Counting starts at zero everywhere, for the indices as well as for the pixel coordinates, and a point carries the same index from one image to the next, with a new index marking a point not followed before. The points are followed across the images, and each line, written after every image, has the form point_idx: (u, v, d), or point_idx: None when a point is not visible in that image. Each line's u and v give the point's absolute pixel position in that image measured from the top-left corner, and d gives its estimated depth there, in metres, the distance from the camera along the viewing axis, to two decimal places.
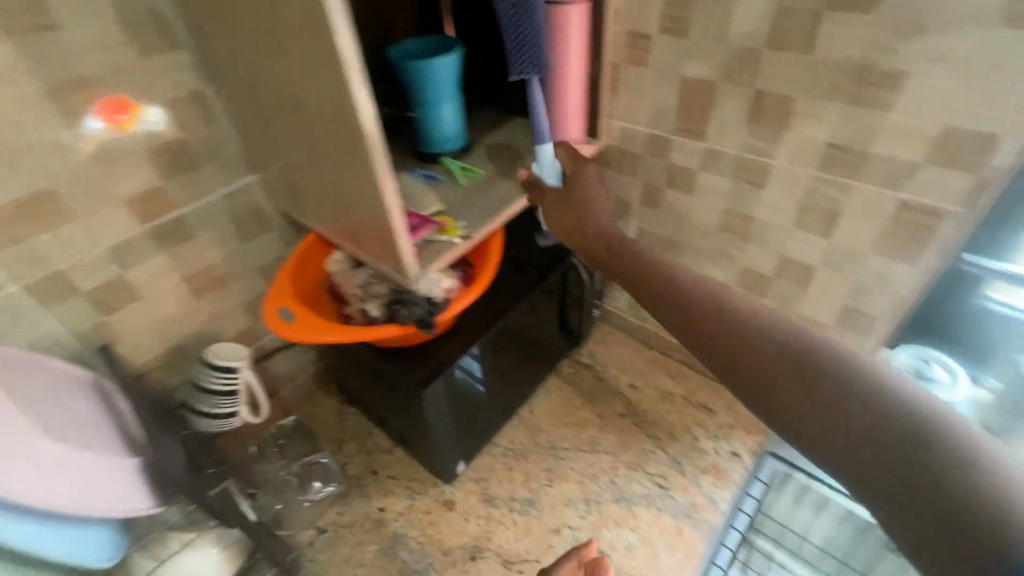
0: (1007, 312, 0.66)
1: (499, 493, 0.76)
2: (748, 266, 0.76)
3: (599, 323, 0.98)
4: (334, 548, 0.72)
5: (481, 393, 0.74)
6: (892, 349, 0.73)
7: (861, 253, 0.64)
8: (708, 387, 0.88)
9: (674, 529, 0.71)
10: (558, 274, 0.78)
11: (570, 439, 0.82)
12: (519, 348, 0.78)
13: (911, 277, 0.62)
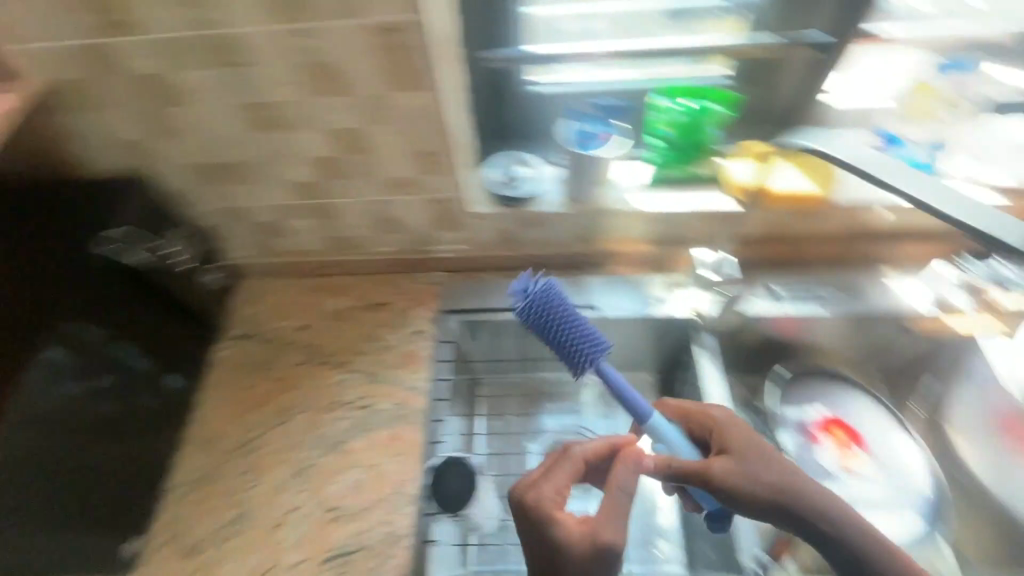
0: (539, 92, 0.76)
1: (209, 534, 0.65)
2: (312, 154, 0.66)
3: (239, 284, 0.82)
4: None
5: (85, 463, 0.58)
6: (483, 167, 0.77)
7: (381, 94, 0.60)
8: (375, 283, 0.82)
9: (388, 438, 0.70)
10: (87, 270, 0.57)
11: (257, 424, 0.72)
12: (118, 382, 0.61)
13: (430, 96, 0.60)
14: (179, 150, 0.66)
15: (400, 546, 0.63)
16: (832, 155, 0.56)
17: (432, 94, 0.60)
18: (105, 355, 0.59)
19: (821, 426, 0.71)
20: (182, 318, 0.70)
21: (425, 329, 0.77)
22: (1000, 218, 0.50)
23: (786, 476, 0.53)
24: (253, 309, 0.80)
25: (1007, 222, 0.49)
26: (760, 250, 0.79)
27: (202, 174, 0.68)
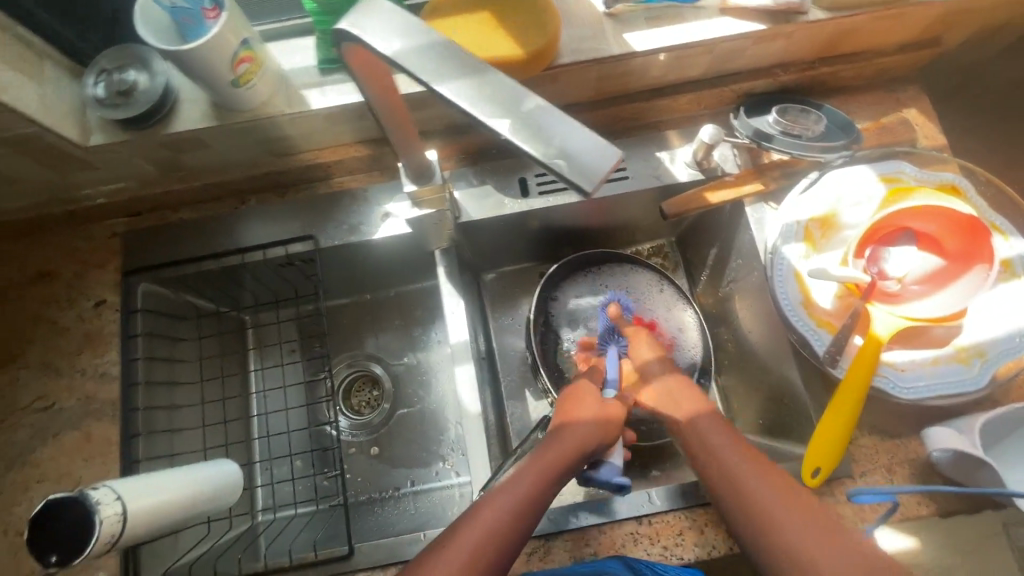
0: None
1: (8, 476, 0.68)
2: (111, 98, 0.60)
3: (53, 229, 0.75)
4: None
5: None
6: (290, 35, 0.67)
7: (185, 53, 0.53)
8: (197, 235, 0.74)
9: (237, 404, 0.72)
10: None
11: (66, 385, 0.70)
12: None
13: (228, 44, 0.54)
14: None
15: (107, 557, 0.64)
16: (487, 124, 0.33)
17: (227, 48, 0.54)
18: None
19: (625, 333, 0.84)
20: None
21: (263, 239, 0.73)
22: (573, 145, 0.32)
23: (729, 462, 0.53)
24: (66, 250, 0.74)
25: (581, 151, 0.32)
26: (623, 204, 0.77)
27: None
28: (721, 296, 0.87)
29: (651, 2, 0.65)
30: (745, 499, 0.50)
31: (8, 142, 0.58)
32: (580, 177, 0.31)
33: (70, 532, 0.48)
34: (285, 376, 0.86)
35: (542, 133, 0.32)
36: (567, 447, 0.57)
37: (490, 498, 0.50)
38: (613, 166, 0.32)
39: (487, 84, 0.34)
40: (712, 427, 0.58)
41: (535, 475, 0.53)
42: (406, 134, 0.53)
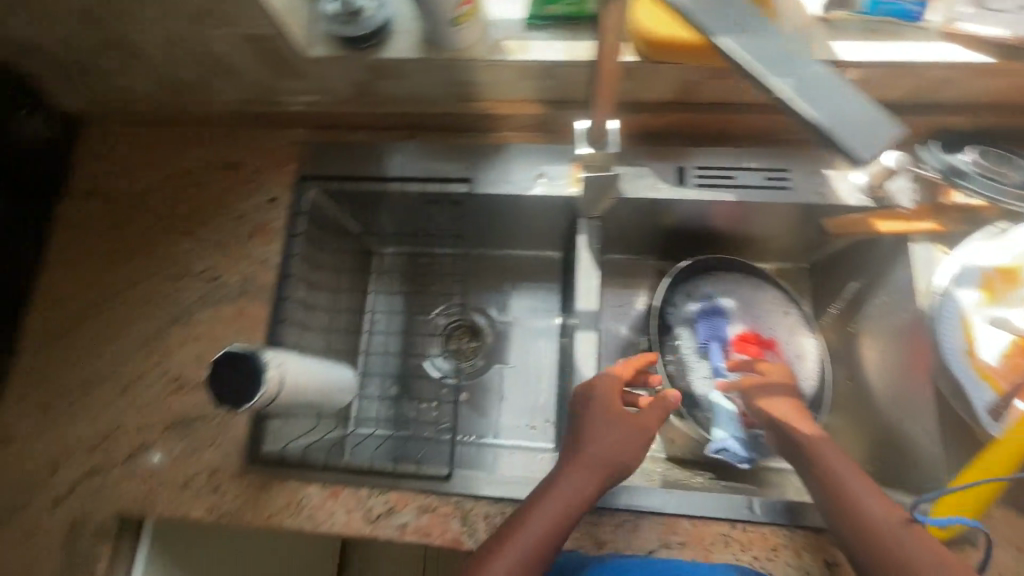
0: None
1: (172, 329, 0.77)
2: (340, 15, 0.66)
3: (246, 125, 0.83)
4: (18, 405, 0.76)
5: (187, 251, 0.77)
6: None
7: None
8: (365, 157, 0.80)
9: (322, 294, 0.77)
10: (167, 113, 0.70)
11: (232, 265, 0.79)
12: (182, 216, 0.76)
13: None
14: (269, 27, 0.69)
15: (241, 420, 0.73)
16: (770, 86, 0.42)
17: None
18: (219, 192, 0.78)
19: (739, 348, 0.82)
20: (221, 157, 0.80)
21: (426, 173, 0.78)
22: (849, 112, 0.40)
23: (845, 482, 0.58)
24: (252, 146, 0.83)
25: (858, 117, 0.40)
26: (774, 216, 0.76)
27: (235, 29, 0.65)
28: (847, 332, 0.84)
29: (872, 14, 0.63)
30: (865, 518, 0.56)
31: (253, 39, 0.66)
32: (862, 140, 0.39)
33: (236, 384, 0.54)
34: (397, 304, 0.94)
35: (828, 95, 0.40)
36: (583, 461, 0.59)
37: (519, 523, 0.56)
38: (890, 134, 0.40)
39: (780, 49, 0.43)
40: (828, 448, 0.62)
41: (558, 495, 0.57)
42: (607, 93, 0.58)
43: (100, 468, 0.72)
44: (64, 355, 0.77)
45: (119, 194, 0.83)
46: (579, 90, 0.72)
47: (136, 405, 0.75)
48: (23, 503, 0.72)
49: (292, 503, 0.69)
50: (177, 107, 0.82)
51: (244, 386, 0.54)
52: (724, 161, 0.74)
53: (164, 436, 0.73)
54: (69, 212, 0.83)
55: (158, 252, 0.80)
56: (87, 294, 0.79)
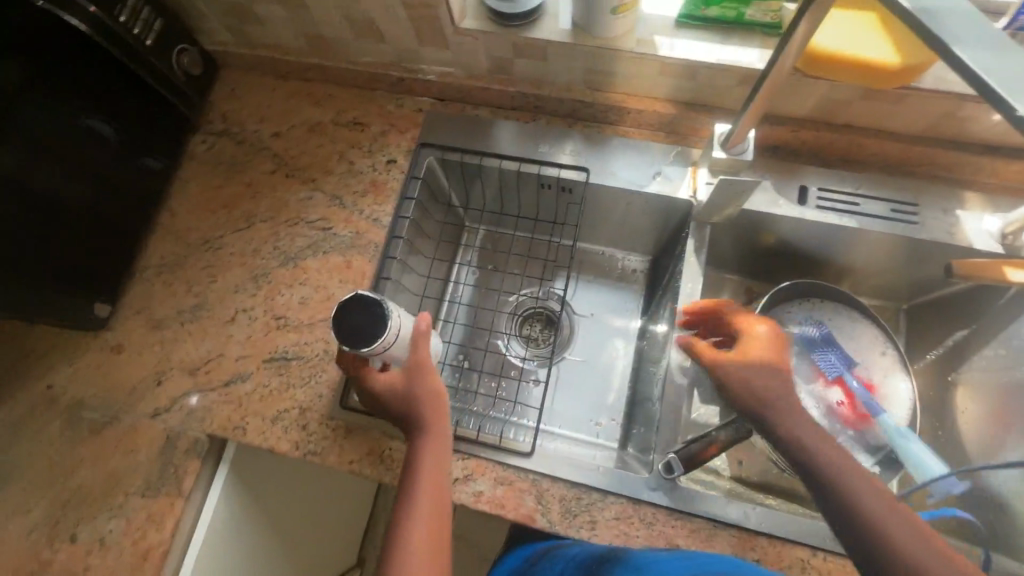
0: None
1: (281, 269, 0.81)
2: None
3: (376, 88, 0.87)
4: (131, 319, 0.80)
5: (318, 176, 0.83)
6: None
7: None
8: (484, 133, 0.82)
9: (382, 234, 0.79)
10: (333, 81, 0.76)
11: (345, 217, 0.82)
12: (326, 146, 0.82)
13: None
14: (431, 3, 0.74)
15: (334, 365, 0.76)
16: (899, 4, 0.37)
17: None
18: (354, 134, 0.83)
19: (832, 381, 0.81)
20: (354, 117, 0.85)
21: (542, 156, 0.80)
22: (1003, 56, 0.34)
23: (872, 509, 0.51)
24: (378, 109, 0.86)
25: (989, 55, 0.34)
26: (891, 249, 0.74)
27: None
28: (944, 381, 0.80)
29: None
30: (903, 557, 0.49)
31: (409, 3, 0.69)
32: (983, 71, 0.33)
33: (361, 327, 0.56)
34: (480, 280, 0.94)
35: (969, 26, 0.35)
36: (424, 432, 0.60)
37: (408, 494, 0.57)
38: None
39: None
40: (852, 476, 0.53)
41: (433, 457, 0.59)
42: (756, 110, 0.59)
43: (198, 388, 0.76)
44: (178, 279, 0.82)
45: (249, 137, 0.88)
46: (714, 94, 0.72)
47: (238, 336, 0.78)
48: (125, 409, 0.76)
49: (374, 452, 0.71)
50: (315, 62, 0.86)
51: (366, 331, 0.56)
52: (848, 186, 0.73)
53: (261, 368, 0.76)
54: (200, 147, 0.88)
55: (277, 196, 0.84)
56: (205, 224, 0.84)
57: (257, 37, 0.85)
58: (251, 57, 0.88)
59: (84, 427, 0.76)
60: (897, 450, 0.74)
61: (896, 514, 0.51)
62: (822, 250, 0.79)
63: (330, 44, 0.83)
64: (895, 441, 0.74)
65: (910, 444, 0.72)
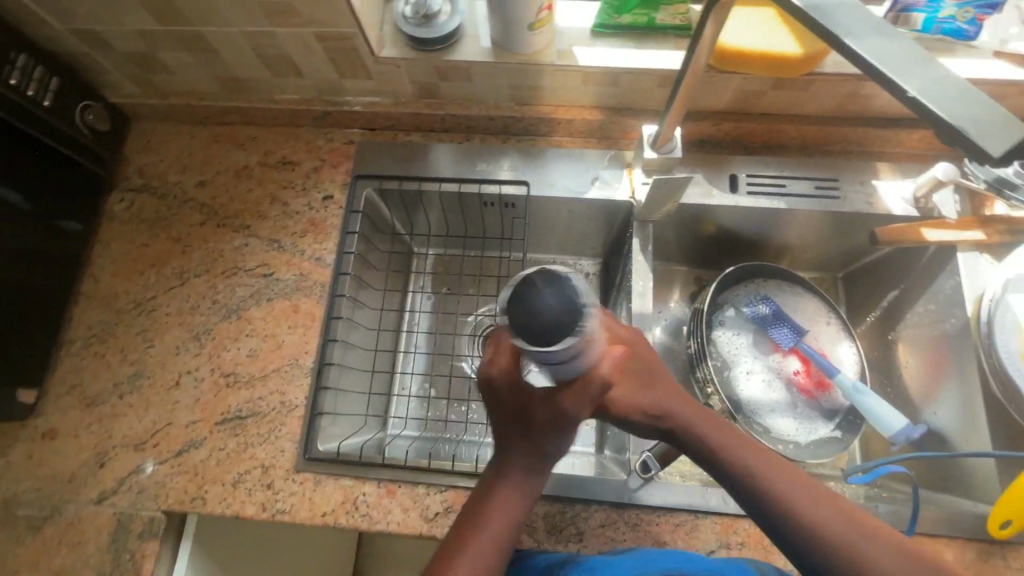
0: None
1: (224, 323, 0.77)
2: (416, 20, 0.69)
3: (302, 125, 0.85)
4: (61, 400, 0.74)
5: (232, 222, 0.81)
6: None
7: None
8: (420, 158, 0.81)
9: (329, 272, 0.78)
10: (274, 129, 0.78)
11: (287, 260, 0.79)
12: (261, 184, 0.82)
13: None
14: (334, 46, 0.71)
15: (292, 416, 0.72)
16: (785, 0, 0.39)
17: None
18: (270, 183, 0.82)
19: (784, 351, 0.85)
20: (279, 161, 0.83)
21: (481, 175, 0.80)
22: (889, 38, 0.36)
23: (775, 485, 0.50)
24: (308, 146, 0.84)
25: (876, 40, 0.36)
26: (821, 224, 0.79)
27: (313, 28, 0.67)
28: (886, 341, 0.84)
29: (925, 31, 0.67)
30: (810, 526, 0.48)
31: (324, 37, 0.68)
32: (874, 58, 0.36)
33: (522, 316, 0.40)
34: (435, 304, 0.92)
35: (853, 16, 0.37)
36: (517, 471, 0.52)
37: (485, 516, 0.51)
38: (923, 63, 0.35)
39: None
40: (751, 456, 0.52)
41: (518, 482, 0.52)
42: (678, 109, 0.61)
43: (147, 464, 0.71)
44: (110, 349, 0.76)
45: (172, 190, 0.83)
46: (638, 97, 0.75)
47: (185, 401, 0.73)
48: (67, 499, 0.70)
49: (347, 500, 0.68)
50: (234, 104, 0.83)
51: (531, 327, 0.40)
52: (773, 170, 0.77)
53: (213, 432, 0.72)
54: (118, 206, 0.83)
55: (211, 248, 0.80)
56: (135, 286, 0.79)
57: (168, 85, 0.82)
58: (164, 106, 0.84)
59: (20, 526, 0.69)
60: (857, 406, 0.77)
61: (800, 488, 0.50)
62: (759, 232, 0.83)
63: (247, 85, 0.80)
64: (853, 398, 0.77)
65: (863, 398, 0.76)
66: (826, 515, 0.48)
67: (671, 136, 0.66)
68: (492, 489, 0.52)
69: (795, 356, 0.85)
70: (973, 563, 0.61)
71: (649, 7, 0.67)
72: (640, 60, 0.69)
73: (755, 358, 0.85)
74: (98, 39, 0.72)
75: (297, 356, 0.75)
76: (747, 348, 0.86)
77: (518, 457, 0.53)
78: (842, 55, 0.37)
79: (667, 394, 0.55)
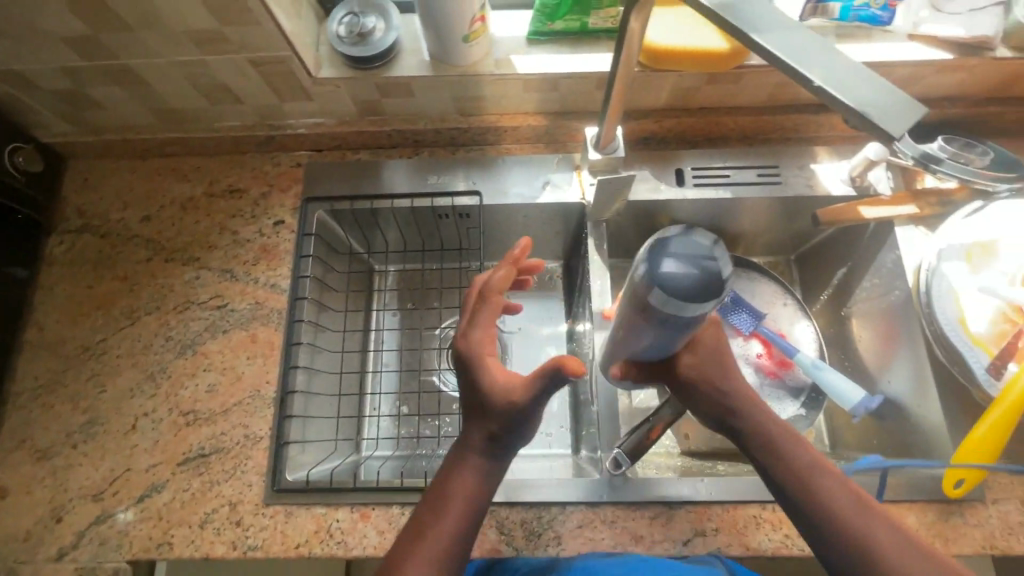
0: None
1: (179, 360, 0.74)
2: (352, 39, 0.69)
3: (247, 151, 0.83)
4: (10, 456, 0.71)
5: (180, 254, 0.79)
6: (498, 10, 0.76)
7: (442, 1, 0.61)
8: (370, 176, 0.81)
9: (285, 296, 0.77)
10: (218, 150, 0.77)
11: (241, 289, 0.77)
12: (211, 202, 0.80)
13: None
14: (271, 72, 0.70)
15: (258, 448, 0.70)
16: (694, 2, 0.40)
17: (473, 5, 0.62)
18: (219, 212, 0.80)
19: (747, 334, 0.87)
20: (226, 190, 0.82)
21: (432, 187, 0.80)
22: (791, 34, 0.38)
23: (802, 465, 0.51)
24: (255, 172, 0.83)
25: (780, 36, 0.38)
26: (766, 210, 0.81)
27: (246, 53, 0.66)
28: (840, 317, 0.87)
29: (843, 20, 0.70)
30: (829, 507, 0.49)
31: (258, 62, 0.67)
32: (781, 53, 0.37)
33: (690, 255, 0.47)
34: (400, 321, 0.91)
35: (758, 14, 0.39)
36: (475, 459, 0.51)
37: (444, 494, 0.50)
38: (825, 56, 0.37)
39: None
40: (787, 438, 0.53)
41: (477, 459, 0.51)
42: (615, 109, 0.62)
43: (106, 514, 0.68)
44: (59, 398, 0.73)
45: (115, 228, 0.81)
46: (579, 100, 0.76)
47: (144, 444, 0.71)
48: (22, 560, 0.66)
49: (321, 529, 0.66)
50: (174, 136, 0.81)
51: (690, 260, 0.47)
52: (717, 161, 0.79)
53: (176, 474, 0.69)
54: (59, 248, 0.80)
55: (160, 284, 0.78)
56: (82, 331, 0.76)
57: (103, 121, 0.79)
58: (100, 143, 0.82)
59: None
60: (818, 381, 0.79)
61: (829, 476, 0.50)
62: (710, 223, 0.85)
63: (185, 115, 0.78)
64: (813, 374, 0.79)
65: (823, 374, 0.78)
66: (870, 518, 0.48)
67: (612, 136, 0.67)
68: (450, 477, 0.51)
69: (757, 338, 0.86)
70: (934, 523, 0.63)
71: (580, 12, 0.69)
72: (576, 65, 0.71)
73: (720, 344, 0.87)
74: (22, 80, 0.70)
75: (258, 387, 0.73)
76: None
77: (476, 443, 0.51)
78: (751, 52, 0.39)
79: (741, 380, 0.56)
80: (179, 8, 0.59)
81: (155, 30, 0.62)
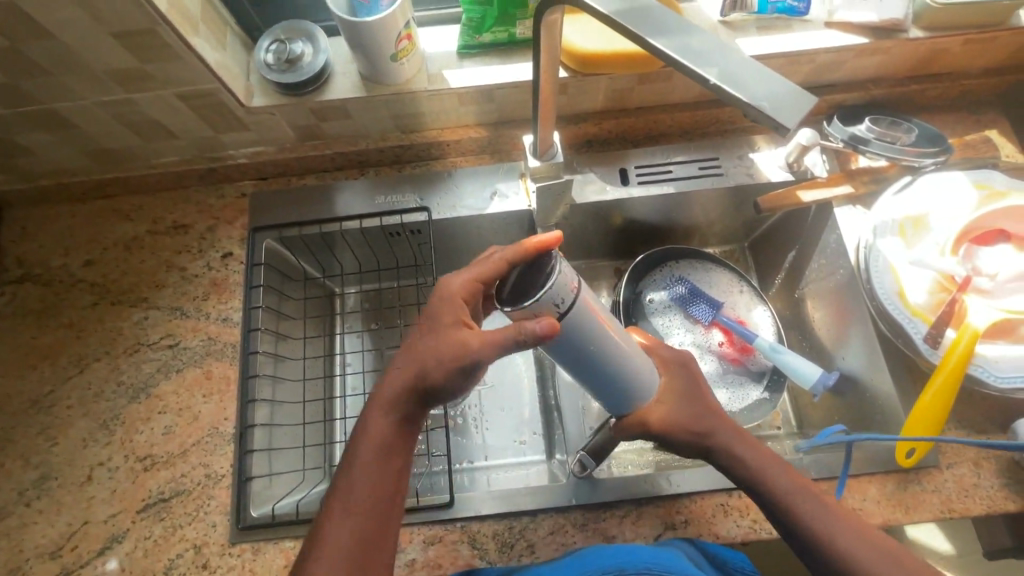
0: None
1: (133, 406, 0.73)
2: (282, 68, 0.69)
3: (189, 186, 0.82)
4: None
5: (126, 295, 0.77)
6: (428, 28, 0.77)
7: (367, 23, 0.61)
8: (316, 199, 0.80)
9: (234, 329, 0.76)
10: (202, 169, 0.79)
11: (193, 327, 0.76)
12: (171, 224, 0.81)
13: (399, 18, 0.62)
14: (202, 107, 0.69)
15: (220, 487, 0.69)
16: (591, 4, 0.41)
17: (396, 23, 0.63)
18: (166, 250, 0.79)
19: (710, 323, 0.88)
20: (170, 227, 0.80)
21: (382, 207, 0.79)
22: (688, 37, 0.39)
23: (784, 488, 0.57)
24: (199, 206, 0.81)
25: (677, 39, 0.39)
26: (712, 202, 0.83)
27: (173, 90, 0.66)
28: (795, 299, 0.88)
29: (762, 13, 0.72)
30: (814, 528, 0.55)
31: (186, 96, 0.67)
32: (678, 53, 0.38)
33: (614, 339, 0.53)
34: (364, 342, 0.89)
35: (652, 20, 0.40)
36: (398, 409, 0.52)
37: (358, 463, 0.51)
38: (723, 57, 0.39)
39: None
40: (771, 464, 0.58)
41: (388, 429, 0.52)
42: (547, 115, 0.62)
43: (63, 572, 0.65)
44: (8, 457, 0.70)
45: (57, 275, 0.78)
46: (517, 109, 0.78)
47: (101, 494, 0.69)
48: None
49: (290, 563, 0.65)
50: (112, 176, 0.80)
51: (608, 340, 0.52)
52: (658, 158, 0.81)
53: (136, 522, 0.67)
54: None
55: (108, 328, 0.76)
56: (29, 384, 0.73)
57: (34, 168, 0.77)
58: (34, 190, 0.80)
59: None
60: (778, 365, 0.80)
61: (810, 500, 0.56)
62: (660, 219, 0.86)
63: (120, 154, 0.77)
64: (773, 357, 0.80)
65: (783, 356, 0.79)
66: (839, 531, 0.54)
67: (552, 143, 0.67)
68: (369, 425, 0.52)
69: (720, 327, 0.87)
70: (894, 494, 0.65)
71: (506, 23, 0.71)
72: (509, 76, 0.72)
73: (682, 334, 0.88)
74: None
75: (217, 425, 0.72)
76: (676, 324, 0.88)
77: (394, 388, 0.52)
78: (652, 54, 0.40)
79: (717, 414, 0.61)
80: (96, 49, 0.58)
81: (75, 73, 0.61)
